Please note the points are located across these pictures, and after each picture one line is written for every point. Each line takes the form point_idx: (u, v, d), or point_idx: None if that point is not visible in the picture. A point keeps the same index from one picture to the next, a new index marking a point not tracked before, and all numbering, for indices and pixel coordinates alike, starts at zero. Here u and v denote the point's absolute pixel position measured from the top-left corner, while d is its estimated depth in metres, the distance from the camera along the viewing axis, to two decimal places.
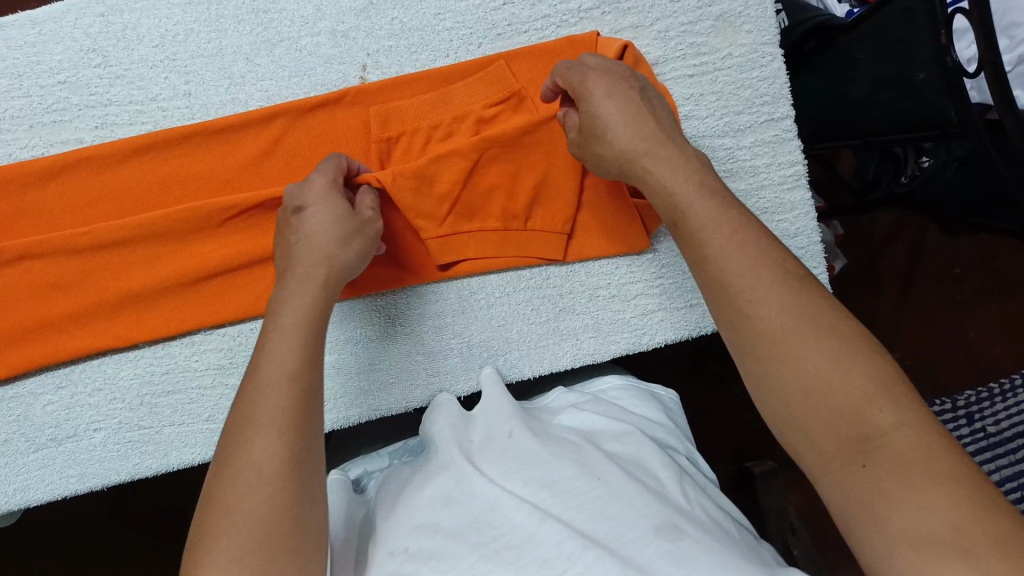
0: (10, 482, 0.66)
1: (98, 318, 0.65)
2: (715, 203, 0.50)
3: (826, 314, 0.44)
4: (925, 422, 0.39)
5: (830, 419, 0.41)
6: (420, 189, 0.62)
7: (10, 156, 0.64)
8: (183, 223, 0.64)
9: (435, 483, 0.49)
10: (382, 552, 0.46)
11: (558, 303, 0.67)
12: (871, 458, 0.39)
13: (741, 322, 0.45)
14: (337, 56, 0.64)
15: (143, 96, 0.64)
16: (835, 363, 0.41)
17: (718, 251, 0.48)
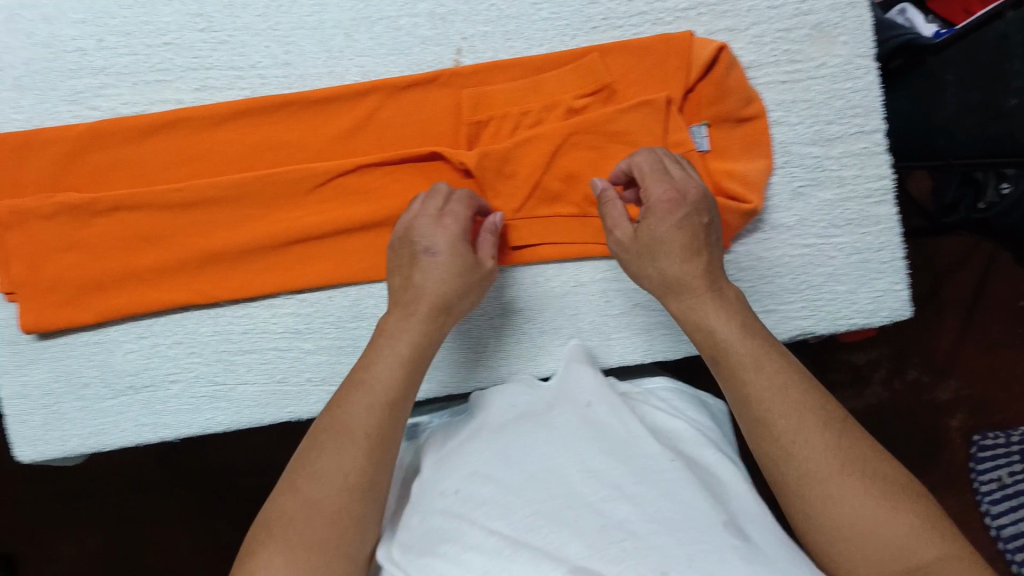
0: (88, 424, 0.68)
1: (183, 274, 0.67)
2: (720, 307, 0.54)
3: (864, 454, 0.48)
4: (920, 509, 0.46)
5: (876, 561, 0.45)
6: (503, 171, 0.64)
7: (113, 111, 0.67)
8: (272, 187, 0.66)
9: (486, 445, 0.55)
10: (436, 488, 0.54)
11: (633, 298, 0.67)
12: (888, 563, 0.45)
13: (757, 430, 0.50)
14: (434, 37, 0.65)
15: (244, 62, 0.66)
16: (846, 476, 0.47)
17: (753, 391, 0.51)
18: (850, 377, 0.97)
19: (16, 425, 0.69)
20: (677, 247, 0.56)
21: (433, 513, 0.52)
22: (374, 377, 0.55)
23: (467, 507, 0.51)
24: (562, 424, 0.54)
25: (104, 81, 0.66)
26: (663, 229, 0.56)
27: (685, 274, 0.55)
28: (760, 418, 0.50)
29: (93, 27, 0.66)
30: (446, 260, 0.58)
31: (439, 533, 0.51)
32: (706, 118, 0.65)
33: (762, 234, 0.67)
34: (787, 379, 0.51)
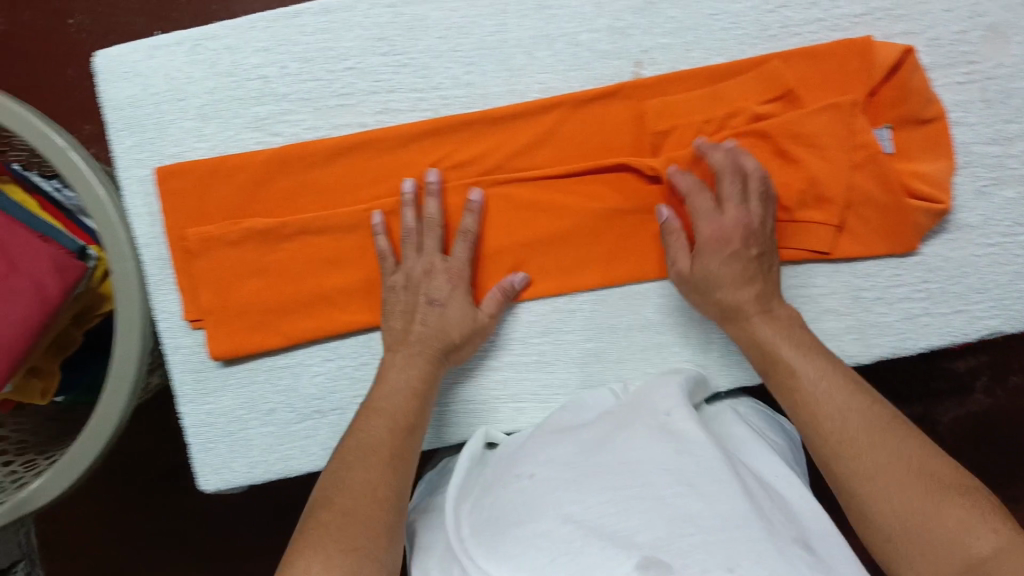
0: (277, 449, 0.70)
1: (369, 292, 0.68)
2: (779, 326, 0.60)
3: (932, 464, 0.50)
4: (989, 516, 0.47)
5: (932, 555, 0.47)
6: (690, 179, 0.64)
7: (297, 136, 0.68)
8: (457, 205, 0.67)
9: (566, 442, 0.59)
10: (511, 473, 0.58)
11: (820, 304, 0.67)
12: (954, 557, 0.46)
13: (812, 430, 0.55)
14: (614, 51, 0.66)
15: (426, 84, 0.67)
16: (916, 479, 0.49)
17: (822, 414, 0.55)
18: (955, 385, 1.00)
19: (201, 453, 0.70)
20: (746, 280, 0.61)
21: (505, 493, 0.56)
22: (385, 410, 0.60)
23: (537, 489, 0.54)
24: (595, 442, 0.58)
25: (287, 106, 0.67)
26: (682, 257, 0.63)
27: (754, 304, 0.61)
28: (828, 450, 0.53)
29: (275, 54, 0.67)
30: (450, 313, 0.64)
31: (510, 509, 0.54)
32: (888, 121, 0.66)
33: (946, 235, 0.67)
34: (845, 400, 0.55)
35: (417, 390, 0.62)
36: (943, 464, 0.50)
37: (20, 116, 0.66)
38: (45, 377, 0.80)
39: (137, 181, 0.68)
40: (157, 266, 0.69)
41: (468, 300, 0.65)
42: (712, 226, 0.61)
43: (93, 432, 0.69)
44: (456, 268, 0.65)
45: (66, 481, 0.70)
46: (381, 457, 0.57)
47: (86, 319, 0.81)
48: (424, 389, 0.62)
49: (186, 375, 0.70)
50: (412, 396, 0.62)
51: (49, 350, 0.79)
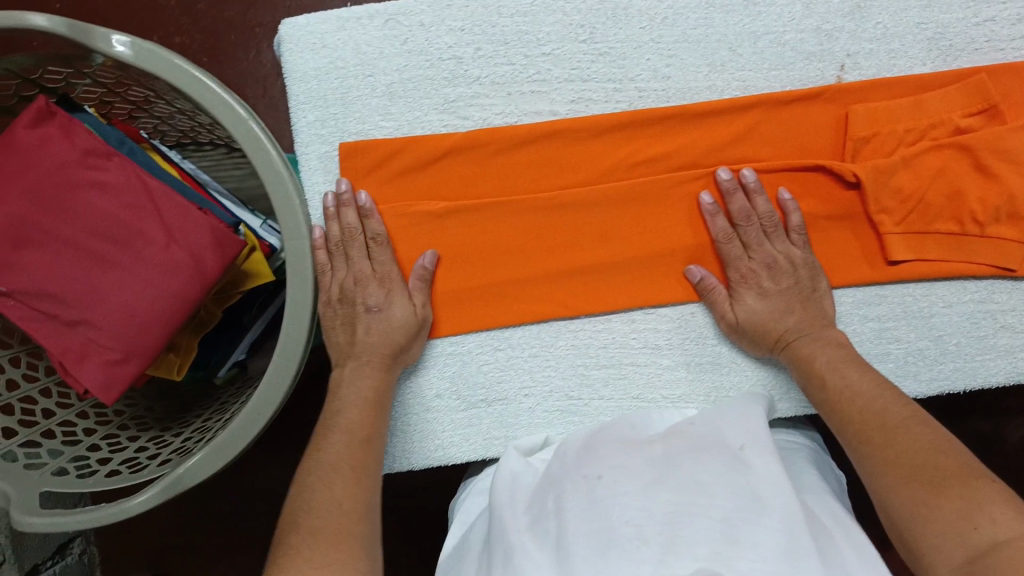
0: (436, 437, 0.68)
1: (544, 285, 0.67)
2: (820, 342, 0.63)
3: (951, 468, 0.50)
4: (984, 502, 0.47)
5: (958, 544, 0.47)
6: (887, 186, 0.64)
7: (484, 121, 0.66)
8: (644, 200, 0.66)
9: (637, 453, 0.57)
10: (582, 475, 0.56)
11: (999, 320, 0.66)
12: (968, 547, 0.46)
13: (864, 441, 0.56)
14: (818, 53, 0.65)
15: (623, 75, 0.65)
16: (986, 486, 0.49)
17: (857, 415, 0.57)
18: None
19: None
20: (776, 298, 0.65)
21: (572, 494, 0.54)
22: (350, 420, 0.59)
23: (608, 491, 0.53)
24: (662, 455, 0.57)
25: (478, 90, 0.66)
26: (758, 304, 0.64)
27: (795, 325, 0.64)
28: (850, 444, 0.57)
29: (471, 35, 0.65)
30: (390, 315, 0.64)
31: (577, 508, 0.52)
32: None
33: None
34: (886, 403, 0.57)
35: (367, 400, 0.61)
36: (957, 462, 0.51)
37: (202, 86, 0.64)
38: (182, 354, 0.76)
39: (317, 157, 0.66)
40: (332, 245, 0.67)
41: (405, 292, 0.65)
42: (757, 255, 0.65)
43: (257, 409, 0.65)
44: (386, 270, 0.65)
45: (223, 458, 0.66)
46: (357, 470, 0.55)
47: (227, 296, 0.76)
48: (378, 403, 0.61)
49: None
50: (367, 407, 0.61)
51: (189, 324, 0.76)
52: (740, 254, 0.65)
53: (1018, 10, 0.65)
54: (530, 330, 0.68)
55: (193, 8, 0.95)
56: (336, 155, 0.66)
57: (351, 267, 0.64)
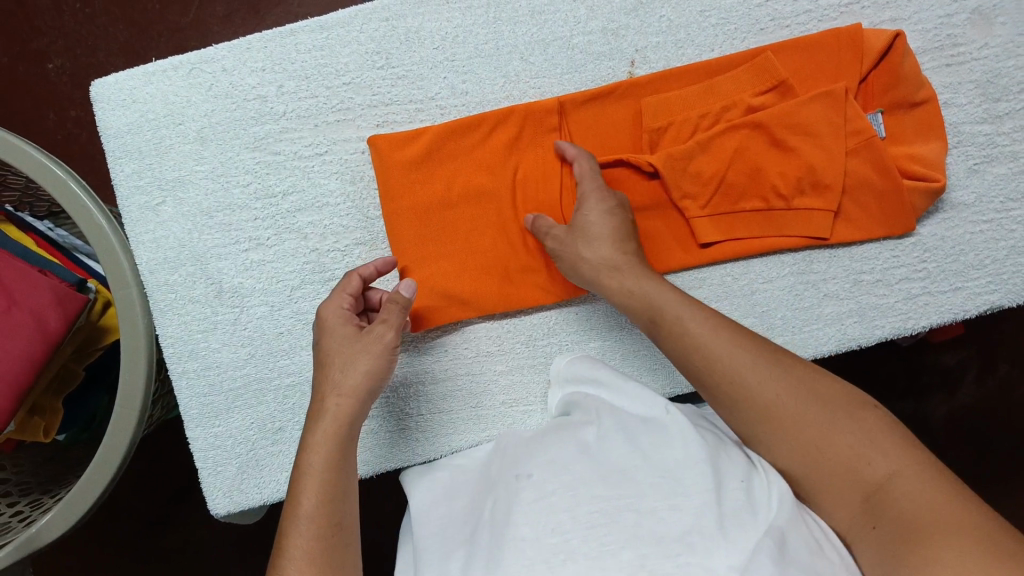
0: (284, 469, 0.68)
1: (443, 282, 0.65)
2: (655, 284, 0.57)
3: (829, 396, 0.49)
4: (882, 438, 0.46)
5: (852, 489, 0.45)
6: (688, 170, 0.65)
7: (295, 153, 0.68)
8: (492, 193, 0.65)
9: (569, 438, 0.53)
10: (510, 476, 0.51)
11: (822, 289, 0.67)
12: (860, 492, 0.45)
13: (715, 380, 0.51)
14: (607, 53, 0.67)
15: (423, 94, 0.67)
16: (855, 418, 0.47)
17: (699, 350, 0.52)
18: (943, 379, 0.92)
19: (211, 477, 0.68)
20: (607, 237, 0.60)
21: (500, 499, 0.49)
22: (307, 487, 0.51)
23: (534, 493, 0.47)
24: (595, 441, 0.51)
25: (285, 125, 0.67)
26: (590, 252, 0.59)
27: (617, 258, 0.59)
28: (715, 388, 0.51)
29: (272, 74, 0.67)
30: (358, 354, 0.57)
31: (503, 513, 0.47)
32: (880, 106, 0.67)
33: (943, 214, 0.67)
34: (729, 345, 0.51)
35: (332, 463, 0.52)
36: (843, 393, 0.49)
37: (20, 150, 0.64)
38: (48, 416, 0.76)
39: (136, 208, 0.68)
40: (162, 290, 0.68)
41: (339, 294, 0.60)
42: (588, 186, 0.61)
43: (103, 460, 0.66)
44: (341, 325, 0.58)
45: (74, 515, 0.67)
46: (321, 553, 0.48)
47: (86, 352, 0.78)
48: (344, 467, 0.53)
49: (192, 401, 0.68)
50: (336, 468, 0.52)
51: (51, 385, 0.76)
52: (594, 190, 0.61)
53: None
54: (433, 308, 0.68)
55: (86, 84, 0.95)
56: (154, 205, 0.68)
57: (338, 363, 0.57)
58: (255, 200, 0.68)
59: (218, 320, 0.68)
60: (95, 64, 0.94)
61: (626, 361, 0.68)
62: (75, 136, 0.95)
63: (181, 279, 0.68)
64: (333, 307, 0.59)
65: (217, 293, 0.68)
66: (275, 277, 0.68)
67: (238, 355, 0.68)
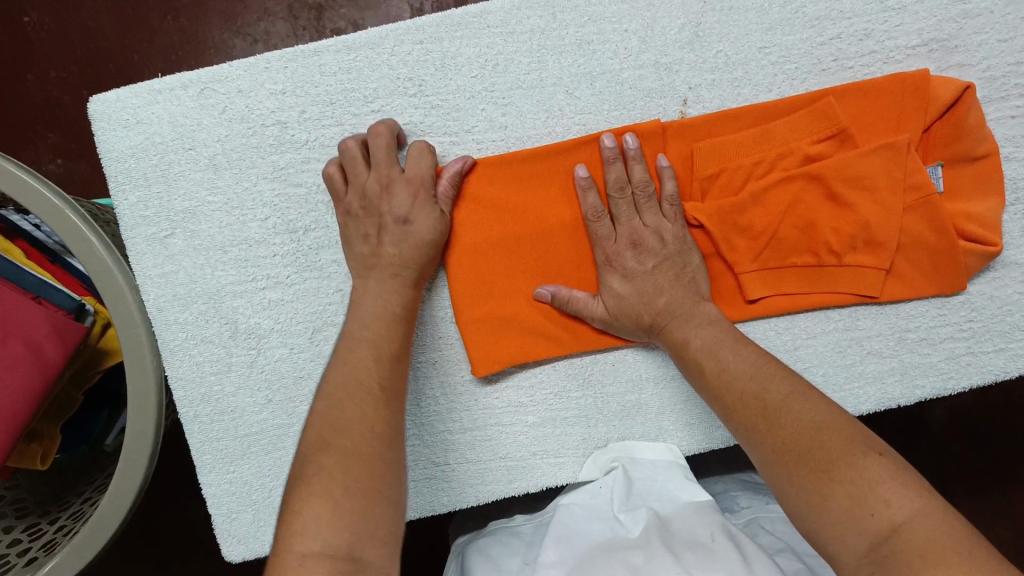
0: None
1: (494, 320, 0.63)
2: (702, 324, 0.58)
3: (849, 431, 0.47)
4: (905, 480, 0.44)
5: (858, 529, 0.43)
6: (738, 223, 0.62)
7: (318, 186, 0.62)
8: (552, 233, 0.62)
9: (619, 564, 0.51)
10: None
11: (865, 346, 0.65)
12: (868, 533, 0.42)
13: (749, 416, 0.52)
14: (659, 89, 0.62)
15: (458, 127, 0.62)
16: (874, 459, 0.45)
17: (736, 385, 0.53)
18: None
19: (226, 524, 0.65)
20: (652, 272, 0.60)
21: None
22: (353, 410, 0.50)
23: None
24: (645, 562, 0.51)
25: (308, 155, 0.62)
26: (641, 276, 0.60)
27: (674, 300, 0.59)
28: (739, 431, 0.52)
29: (293, 97, 0.61)
30: (430, 219, 0.59)
31: None
32: (939, 158, 0.64)
33: (994, 273, 0.65)
34: (764, 378, 0.52)
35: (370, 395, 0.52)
36: (842, 440, 0.47)
37: (10, 174, 0.58)
38: (45, 442, 0.71)
39: (143, 241, 0.62)
40: (172, 328, 0.63)
41: (423, 167, 0.60)
42: (623, 230, 0.61)
43: (112, 502, 0.62)
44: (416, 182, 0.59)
45: (81, 562, 0.63)
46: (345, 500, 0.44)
47: (87, 376, 0.72)
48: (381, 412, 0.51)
49: (205, 446, 0.64)
50: (378, 398, 0.51)
51: (48, 411, 0.71)
52: (610, 231, 0.61)
53: (863, 26, 0.62)
54: (461, 359, 0.65)
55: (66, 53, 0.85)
56: (163, 237, 0.62)
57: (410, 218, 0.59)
58: (274, 235, 0.62)
59: (233, 361, 0.64)
60: (77, 33, 0.85)
61: (662, 415, 0.65)
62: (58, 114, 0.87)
63: (193, 318, 0.63)
64: (414, 169, 0.59)
65: (232, 333, 0.63)
66: (294, 317, 0.63)
67: (256, 400, 0.64)
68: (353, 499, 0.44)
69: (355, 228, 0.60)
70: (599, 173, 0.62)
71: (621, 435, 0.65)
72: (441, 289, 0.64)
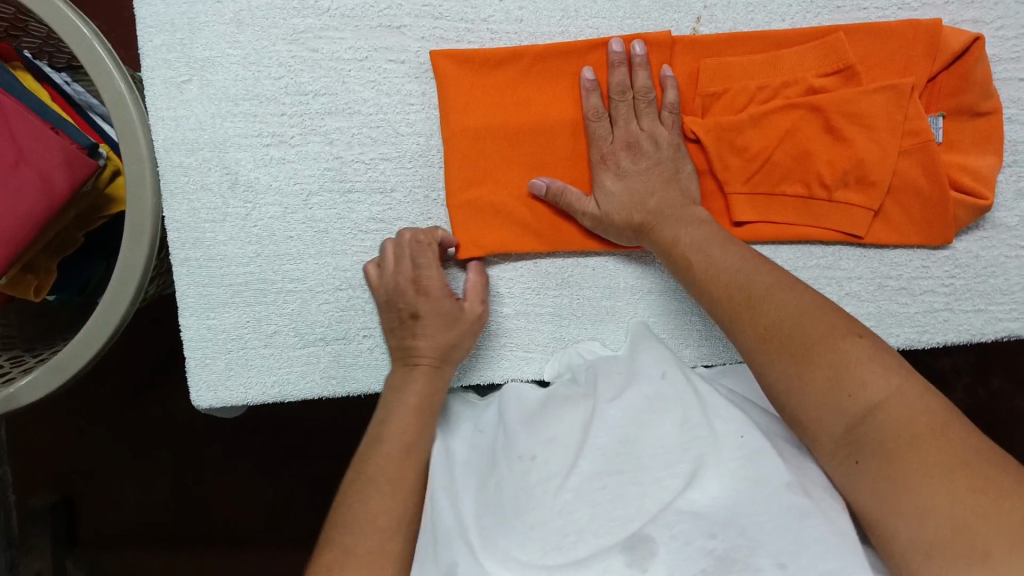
0: (273, 372, 0.66)
1: (483, 207, 0.64)
2: (698, 224, 0.59)
3: (829, 315, 0.47)
4: (885, 360, 0.44)
5: (836, 410, 0.44)
6: (735, 143, 0.63)
7: (333, 54, 0.64)
8: (553, 128, 0.64)
9: (577, 412, 0.54)
10: (511, 453, 0.52)
11: (843, 287, 0.66)
12: (846, 416, 0.43)
13: (733, 307, 0.52)
14: (674, 4, 0.64)
15: (475, 15, 0.64)
16: (853, 340, 0.45)
17: (723, 278, 0.54)
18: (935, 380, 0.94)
19: (198, 368, 0.66)
20: (652, 178, 0.62)
21: (505, 478, 0.51)
22: (377, 508, 0.49)
23: (541, 474, 0.49)
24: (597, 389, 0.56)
25: (327, 22, 0.64)
26: (639, 178, 0.62)
27: (666, 202, 0.61)
28: (721, 321, 0.53)
29: None
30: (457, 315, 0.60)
31: (507, 488, 0.50)
32: (943, 110, 0.64)
33: (983, 232, 0.65)
34: (750, 272, 0.53)
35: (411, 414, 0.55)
36: (824, 323, 0.47)
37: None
38: (41, 276, 0.73)
39: (160, 82, 0.65)
40: (175, 171, 0.65)
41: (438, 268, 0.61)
42: (620, 132, 0.62)
43: (92, 330, 0.63)
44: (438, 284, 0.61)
45: (55, 381, 0.64)
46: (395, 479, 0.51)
47: (89, 220, 0.74)
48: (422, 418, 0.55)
49: (190, 289, 0.66)
50: (429, 374, 0.58)
51: (49, 247, 0.72)
52: (608, 132, 0.62)
53: None
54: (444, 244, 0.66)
55: None
56: (179, 82, 0.64)
57: (424, 317, 0.59)
58: (285, 95, 0.65)
59: (227, 212, 0.65)
60: None
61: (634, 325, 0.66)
62: None
63: (196, 164, 0.65)
64: (437, 279, 0.61)
65: (231, 184, 0.65)
66: (293, 177, 0.65)
67: (244, 252, 0.66)
68: (404, 471, 0.52)
69: (387, 326, 0.61)
70: (605, 77, 0.64)
71: (590, 338, 0.66)
72: (437, 172, 0.66)
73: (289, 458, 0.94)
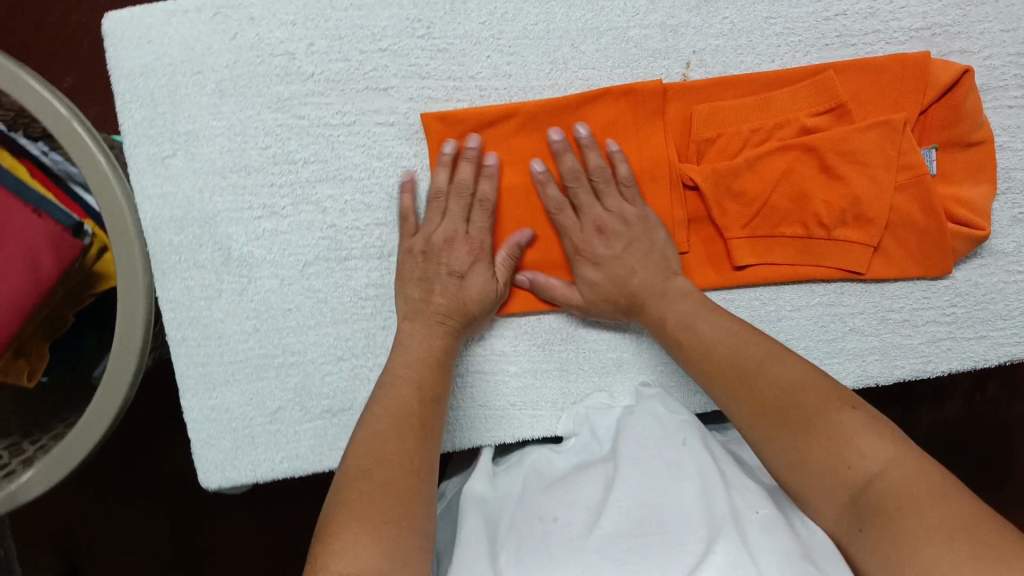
0: (280, 449, 0.66)
1: None
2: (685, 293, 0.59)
3: (823, 387, 0.48)
4: (882, 432, 0.44)
5: (841, 486, 0.44)
6: (732, 188, 0.62)
7: (320, 119, 0.63)
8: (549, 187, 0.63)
9: (602, 475, 0.54)
10: (535, 514, 0.53)
11: (848, 323, 0.66)
12: (851, 491, 0.44)
13: (725, 379, 0.52)
14: (663, 51, 0.63)
15: (463, 72, 0.63)
16: (848, 411, 0.46)
17: (713, 346, 0.54)
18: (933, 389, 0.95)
19: (203, 450, 0.65)
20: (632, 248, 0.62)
21: (528, 536, 0.51)
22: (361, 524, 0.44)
23: (563, 533, 0.50)
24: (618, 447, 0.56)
25: (312, 88, 0.63)
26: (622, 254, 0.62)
27: (646, 278, 0.61)
28: (715, 393, 0.53)
29: (303, 30, 0.62)
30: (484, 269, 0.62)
31: (529, 546, 0.50)
32: (935, 141, 0.64)
33: (980, 260, 0.65)
34: (739, 341, 0.53)
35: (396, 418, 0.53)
36: (816, 394, 0.47)
37: (21, 81, 0.57)
38: (33, 360, 0.71)
39: (145, 158, 0.63)
40: (165, 250, 0.64)
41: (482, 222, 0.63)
42: (589, 217, 0.63)
43: (93, 418, 0.61)
44: (477, 236, 0.63)
45: (58, 472, 0.63)
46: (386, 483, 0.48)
47: (79, 297, 0.72)
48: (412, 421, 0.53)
49: (190, 369, 0.65)
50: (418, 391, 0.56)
51: (39, 328, 0.71)
52: (574, 220, 0.63)
53: (869, 4, 0.63)
54: None
55: None
56: (164, 157, 0.63)
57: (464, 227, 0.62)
58: (274, 164, 0.63)
59: (222, 288, 0.64)
60: None
61: (641, 376, 0.66)
62: (73, 40, 0.87)
63: (187, 241, 0.64)
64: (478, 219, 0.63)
65: (225, 259, 0.64)
66: (287, 247, 0.64)
67: (243, 328, 0.65)
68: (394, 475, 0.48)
69: (414, 278, 0.62)
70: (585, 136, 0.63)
71: (599, 391, 0.66)
72: None
73: (296, 511, 0.93)
